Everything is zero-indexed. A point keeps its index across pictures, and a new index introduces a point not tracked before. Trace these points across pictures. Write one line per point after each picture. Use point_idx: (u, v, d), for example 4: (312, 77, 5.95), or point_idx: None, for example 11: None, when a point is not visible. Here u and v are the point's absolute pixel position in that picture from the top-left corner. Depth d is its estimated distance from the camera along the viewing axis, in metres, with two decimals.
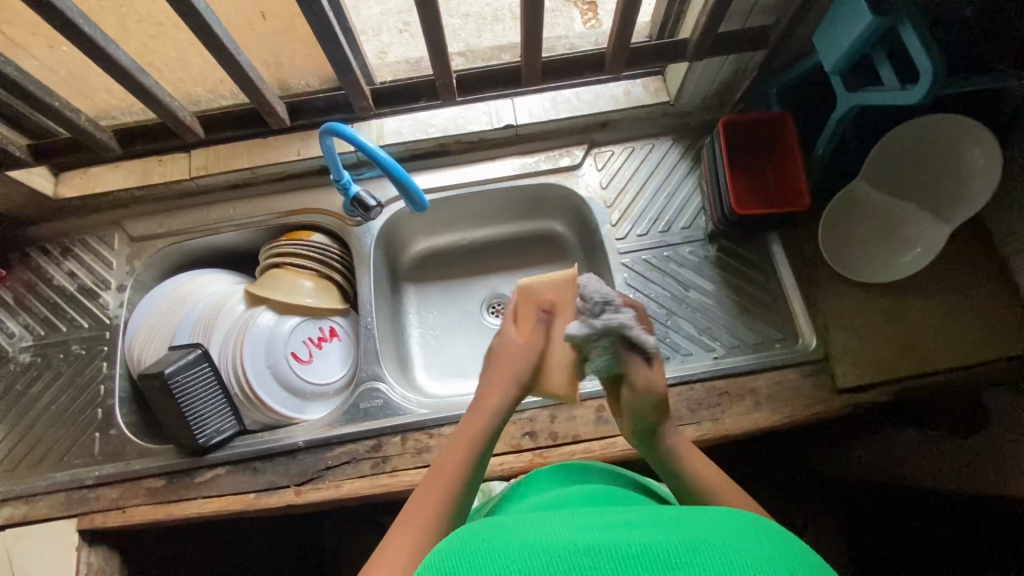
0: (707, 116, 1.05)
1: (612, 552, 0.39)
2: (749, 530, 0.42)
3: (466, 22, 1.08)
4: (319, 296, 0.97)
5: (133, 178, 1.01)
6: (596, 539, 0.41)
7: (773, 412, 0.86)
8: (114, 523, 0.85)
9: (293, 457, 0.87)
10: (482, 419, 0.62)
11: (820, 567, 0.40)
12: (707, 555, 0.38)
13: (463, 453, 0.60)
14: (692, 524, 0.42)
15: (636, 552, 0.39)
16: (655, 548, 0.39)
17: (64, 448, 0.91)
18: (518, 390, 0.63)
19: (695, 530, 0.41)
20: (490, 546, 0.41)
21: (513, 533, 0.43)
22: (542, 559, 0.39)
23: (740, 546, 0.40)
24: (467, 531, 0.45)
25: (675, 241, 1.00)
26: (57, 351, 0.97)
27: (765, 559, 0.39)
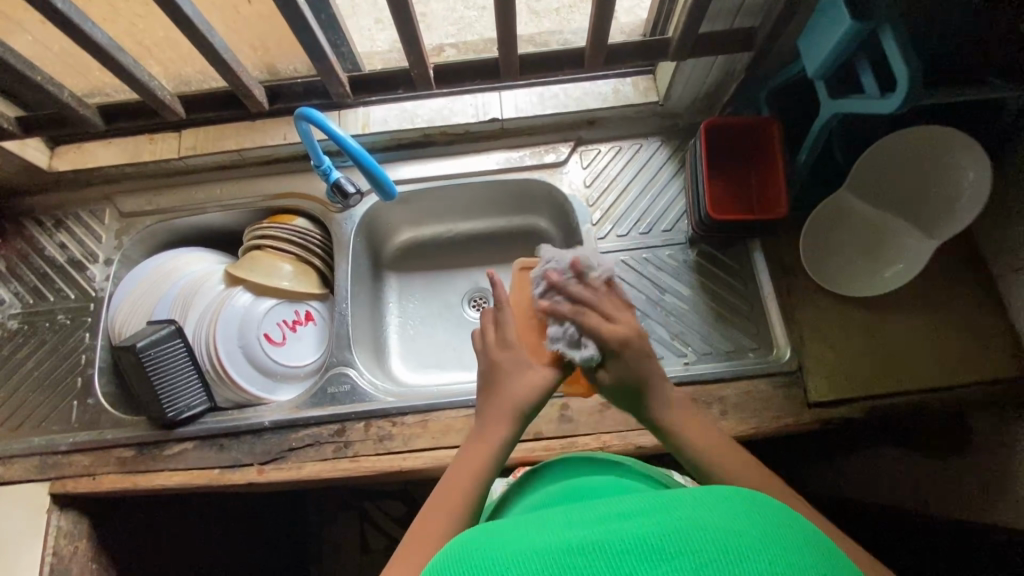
0: (697, 118, 1.03)
1: (603, 546, 0.37)
2: (739, 503, 0.41)
3: (482, 15, 1.05)
4: (297, 280, 0.98)
5: (124, 155, 1.03)
6: (585, 535, 0.39)
7: (740, 422, 0.84)
8: (84, 489, 0.88)
9: (258, 436, 0.88)
10: (483, 452, 0.60)
11: (817, 538, 0.39)
12: (700, 538, 0.37)
13: (465, 488, 0.57)
14: (680, 504, 0.41)
15: (628, 545, 0.37)
16: (648, 540, 0.37)
17: (44, 414, 0.94)
18: (516, 422, 0.62)
19: (684, 511, 0.40)
20: (478, 558, 0.39)
21: (502, 541, 0.41)
22: (534, 563, 0.37)
23: (732, 523, 0.39)
24: (453, 545, 0.42)
25: (656, 243, 0.99)
26: (43, 320, 1.00)
27: (757, 534, 0.38)
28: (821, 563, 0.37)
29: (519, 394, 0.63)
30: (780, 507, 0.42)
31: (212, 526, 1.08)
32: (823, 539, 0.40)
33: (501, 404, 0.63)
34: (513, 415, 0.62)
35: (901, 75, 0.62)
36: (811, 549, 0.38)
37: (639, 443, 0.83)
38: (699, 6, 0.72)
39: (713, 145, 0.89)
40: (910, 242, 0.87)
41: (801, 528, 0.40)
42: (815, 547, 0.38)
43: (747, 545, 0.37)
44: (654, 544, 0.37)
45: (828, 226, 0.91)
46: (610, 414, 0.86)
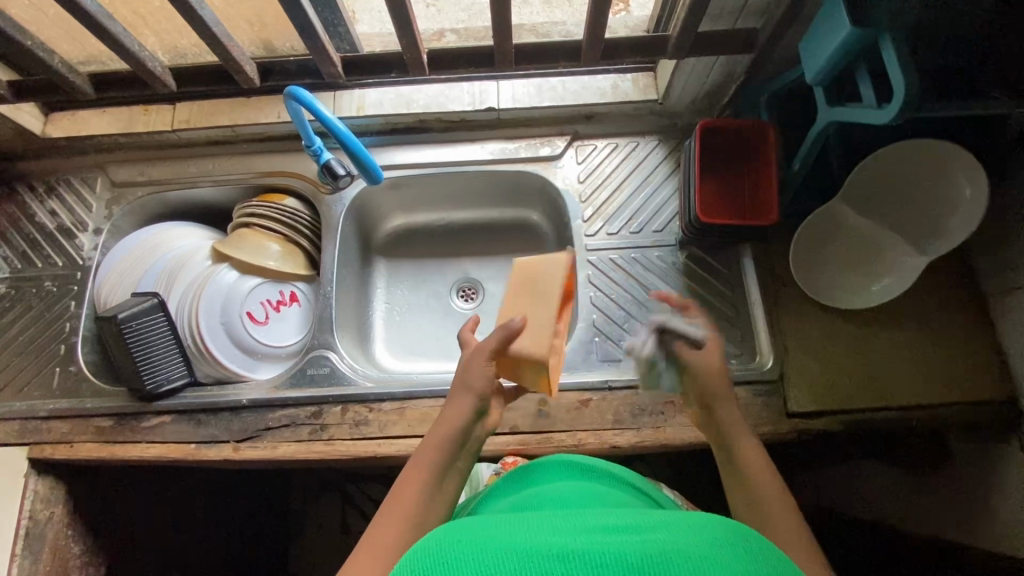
0: (696, 118, 1.02)
1: (586, 557, 0.38)
2: (726, 533, 0.41)
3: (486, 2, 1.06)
4: (283, 260, 0.98)
5: (117, 124, 1.02)
6: (566, 542, 0.39)
7: None
8: (61, 456, 0.88)
9: (235, 414, 0.88)
10: (441, 432, 0.65)
11: None
12: (682, 563, 0.37)
13: (422, 475, 0.61)
14: (664, 527, 0.41)
15: (609, 558, 0.37)
16: (629, 556, 0.38)
17: (26, 379, 0.95)
18: (474, 401, 0.67)
19: (668, 534, 0.40)
20: (460, 550, 0.40)
21: (486, 535, 0.41)
22: (513, 564, 0.38)
23: (716, 552, 0.39)
24: (438, 533, 0.43)
25: (645, 243, 0.97)
26: (30, 286, 1.00)
27: (739, 568, 0.38)
28: None
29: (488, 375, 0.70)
30: (762, 543, 0.42)
31: (191, 499, 1.10)
32: None
33: (459, 381, 0.70)
34: (473, 391, 0.68)
35: (898, 86, 0.61)
36: None
37: (614, 443, 0.83)
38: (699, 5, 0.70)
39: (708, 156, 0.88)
40: (903, 256, 0.85)
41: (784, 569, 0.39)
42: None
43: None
44: (636, 562, 0.37)
45: (820, 233, 0.90)
46: (588, 412, 0.86)
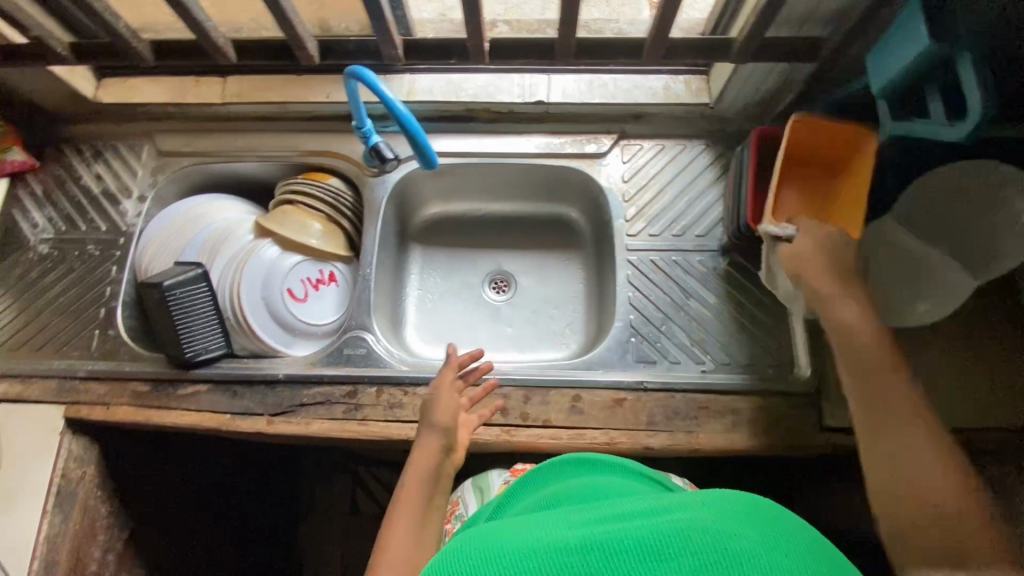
0: (745, 125, 1.01)
1: (604, 546, 0.39)
2: (743, 508, 0.42)
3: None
4: (325, 239, 0.98)
5: (168, 94, 1.04)
6: (581, 536, 0.41)
7: (750, 436, 0.84)
8: (97, 417, 0.89)
9: (271, 388, 0.89)
10: (418, 473, 0.72)
11: (814, 550, 0.40)
12: (703, 540, 0.38)
13: (410, 515, 0.68)
14: (680, 508, 0.42)
15: (628, 545, 0.39)
16: (646, 540, 0.39)
17: (64, 339, 0.96)
18: (444, 438, 0.75)
19: (685, 514, 0.41)
20: (478, 554, 0.41)
21: (503, 539, 0.43)
22: (532, 562, 0.39)
23: (736, 527, 0.40)
24: (456, 542, 0.45)
25: (687, 247, 0.97)
26: (73, 248, 1.01)
27: (760, 541, 0.39)
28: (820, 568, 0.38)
29: (453, 412, 0.78)
30: (777, 513, 0.43)
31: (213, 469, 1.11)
32: (821, 548, 0.41)
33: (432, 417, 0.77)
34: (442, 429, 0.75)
35: (973, 103, 0.61)
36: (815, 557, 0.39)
37: (647, 444, 0.84)
38: (775, 7, 0.69)
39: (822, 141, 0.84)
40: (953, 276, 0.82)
41: (800, 535, 0.41)
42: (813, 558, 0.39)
43: (747, 552, 0.38)
44: (656, 546, 0.38)
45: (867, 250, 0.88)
46: (622, 411, 0.86)
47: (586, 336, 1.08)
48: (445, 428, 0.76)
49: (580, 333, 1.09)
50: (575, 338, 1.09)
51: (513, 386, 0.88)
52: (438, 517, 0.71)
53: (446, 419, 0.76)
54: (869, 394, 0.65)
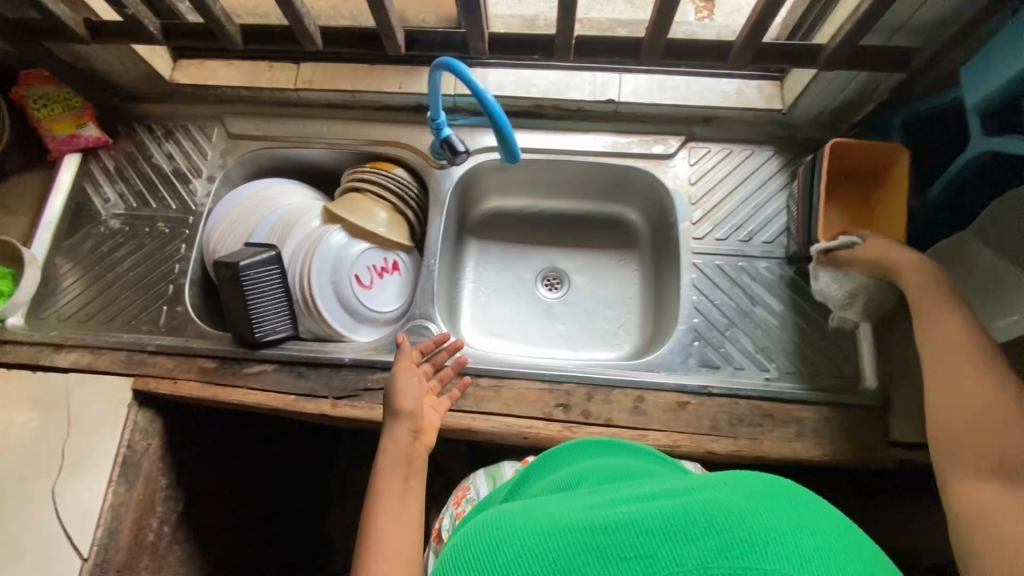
0: (817, 134, 1.00)
1: (628, 525, 0.38)
2: (774, 488, 0.40)
3: None
4: (390, 228, 0.99)
5: (243, 78, 1.05)
6: (605, 516, 0.40)
7: (815, 446, 0.83)
8: (165, 391, 0.91)
9: (336, 371, 0.90)
10: (386, 462, 0.71)
11: (834, 531, 0.37)
12: (710, 512, 0.37)
13: (384, 506, 0.67)
14: (706, 487, 0.40)
15: (652, 525, 0.37)
16: (649, 515, 0.38)
17: (134, 313, 0.98)
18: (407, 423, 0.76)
19: (712, 492, 0.39)
20: (503, 540, 0.42)
21: (527, 522, 0.43)
22: (554, 545, 0.39)
23: (746, 501, 0.38)
24: (482, 527, 0.45)
25: (754, 253, 0.96)
26: (143, 224, 1.04)
27: (772, 513, 0.37)
28: (838, 549, 0.36)
29: (415, 397, 0.78)
30: (799, 490, 0.41)
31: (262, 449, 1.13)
32: (842, 532, 0.38)
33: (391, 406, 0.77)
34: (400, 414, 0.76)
35: None
36: (828, 536, 0.36)
37: (710, 449, 0.83)
38: (879, 13, 0.68)
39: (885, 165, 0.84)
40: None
41: (818, 511, 0.39)
42: (845, 539, 0.37)
43: (776, 530, 0.36)
44: (679, 523, 0.37)
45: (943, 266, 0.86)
46: (685, 414, 0.86)
47: (640, 338, 1.08)
48: (410, 413, 0.77)
49: (634, 335, 1.09)
50: (629, 339, 1.09)
51: (576, 383, 0.88)
52: (417, 499, 0.69)
53: (407, 405, 0.77)
54: (945, 361, 0.67)
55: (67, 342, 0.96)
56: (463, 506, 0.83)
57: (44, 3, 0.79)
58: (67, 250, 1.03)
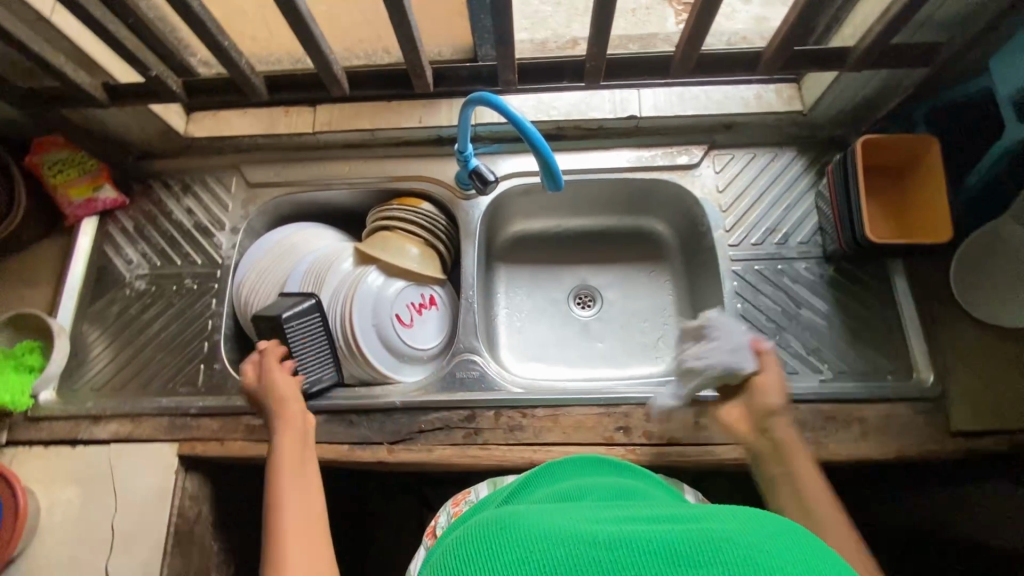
0: (839, 131, 1.00)
1: (631, 545, 0.38)
2: (781, 528, 0.40)
3: (557, 11, 1.16)
4: (423, 263, 0.98)
5: (259, 126, 1.05)
6: (614, 531, 0.40)
7: (880, 445, 0.83)
8: (213, 453, 0.88)
9: (388, 416, 0.88)
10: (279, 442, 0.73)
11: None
12: (731, 550, 0.37)
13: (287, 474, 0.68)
14: (715, 519, 0.41)
15: (659, 548, 0.37)
16: (662, 541, 0.38)
17: (170, 375, 0.95)
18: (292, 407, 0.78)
19: (720, 526, 0.40)
20: (512, 533, 0.41)
21: (536, 521, 0.42)
22: (558, 550, 0.38)
23: (762, 541, 0.38)
24: (485, 522, 0.44)
25: (791, 256, 0.96)
26: (170, 282, 1.01)
27: (787, 555, 0.37)
28: None
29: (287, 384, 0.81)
30: (815, 541, 0.40)
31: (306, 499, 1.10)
32: None
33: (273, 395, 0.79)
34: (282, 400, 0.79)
35: None
36: None
37: None
38: (910, 13, 0.69)
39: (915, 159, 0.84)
40: None
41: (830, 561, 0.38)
42: None
43: (783, 570, 0.36)
44: (674, 546, 0.37)
45: (984, 252, 0.87)
46: None
47: None
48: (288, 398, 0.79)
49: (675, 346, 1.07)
50: (670, 351, 1.07)
51: (634, 404, 0.87)
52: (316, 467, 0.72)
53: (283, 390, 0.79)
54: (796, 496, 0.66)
55: (104, 413, 0.92)
56: (461, 507, 0.78)
57: (64, 72, 0.78)
58: (94, 316, 1.00)
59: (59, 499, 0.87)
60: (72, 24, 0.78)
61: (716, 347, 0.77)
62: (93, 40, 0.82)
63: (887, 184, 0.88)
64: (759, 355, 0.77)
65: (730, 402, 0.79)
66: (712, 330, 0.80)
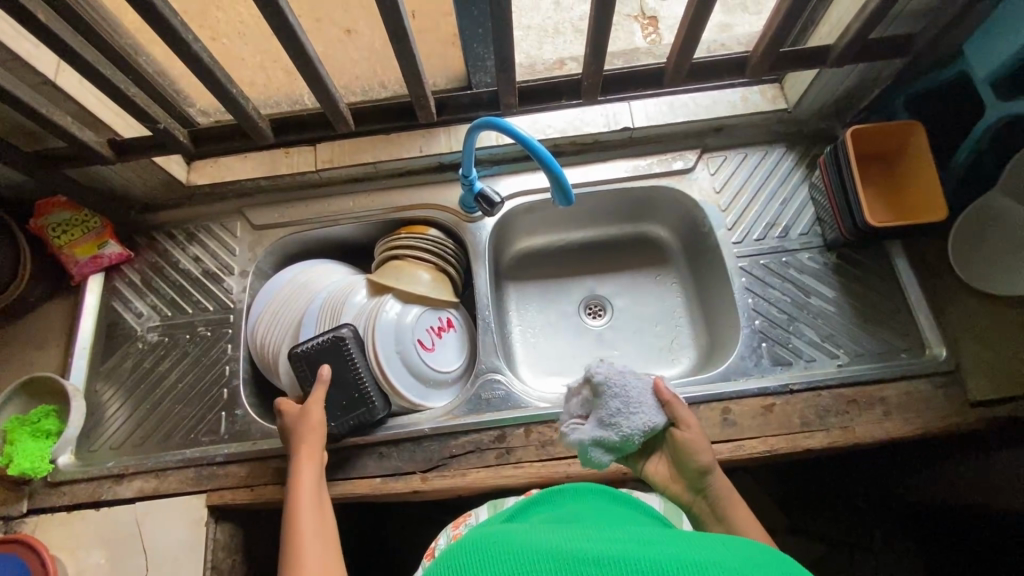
0: (823, 125, 1.05)
1: (619, 563, 0.40)
2: (763, 560, 0.42)
3: (528, 33, 1.20)
4: (436, 288, 0.99)
5: (260, 169, 1.05)
6: (603, 549, 0.42)
7: (905, 422, 0.85)
8: (243, 500, 0.87)
9: (418, 444, 0.88)
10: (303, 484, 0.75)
11: None
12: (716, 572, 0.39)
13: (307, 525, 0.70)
14: (698, 544, 0.43)
15: (641, 566, 0.39)
16: (655, 561, 0.40)
17: (191, 425, 0.94)
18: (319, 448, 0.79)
19: (705, 550, 0.41)
20: (505, 548, 0.43)
21: (531, 539, 0.44)
22: (547, 564, 0.40)
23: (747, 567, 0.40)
24: (483, 538, 0.46)
25: (794, 247, 0.99)
26: (183, 332, 1.01)
27: None
28: None
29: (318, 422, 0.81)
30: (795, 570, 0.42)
31: None
32: None
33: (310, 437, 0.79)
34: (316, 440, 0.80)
35: None
36: None
37: (808, 446, 0.84)
38: (887, 9, 0.73)
39: (901, 143, 0.89)
40: None
41: None
42: None
43: None
44: (659, 565, 0.39)
45: (979, 226, 0.91)
46: (773, 417, 0.86)
47: (696, 350, 1.08)
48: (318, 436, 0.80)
49: (689, 347, 1.09)
50: (685, 352, 1.09)
51: None
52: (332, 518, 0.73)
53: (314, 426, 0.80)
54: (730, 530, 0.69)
55: (127, 471, 0.91)
56: (461, 530, 0.80)
57: (72, 132, 0.79)
58: (107, 373, 0.99)
59: (87, 565, 0.85)
60: (76, 85, 0.79)
61: (625, 409, 0.70)
62: (96, 100, 0.83)
63: (878, 168, 0.92)
64: (666, 406, 0.74)
65: (650, 457, 0.76)
66: (609, 394, 0.71)
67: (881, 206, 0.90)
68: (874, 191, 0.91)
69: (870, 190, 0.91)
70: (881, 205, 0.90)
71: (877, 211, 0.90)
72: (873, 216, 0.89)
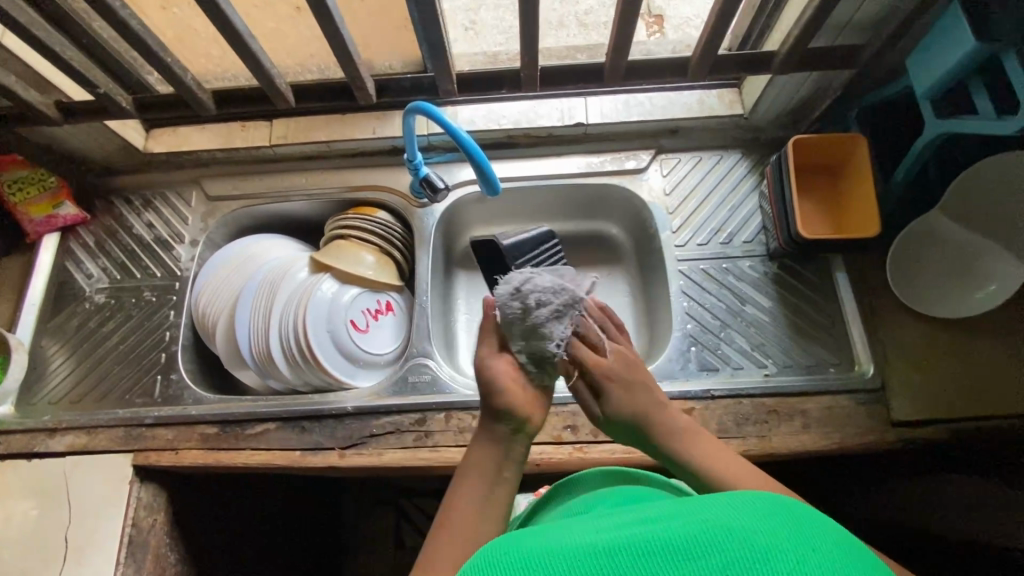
0: (781, 133, 1.04)
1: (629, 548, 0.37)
2: (776, 507, 0.40)
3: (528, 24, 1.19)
4: (379, 270, 1.00)
5: (218, 141, 1.07)
6: (616, 536, 0.39)
7: (822, 436, 0.84)
8: (167, 462, 0.89)
9: (340, 421, 0.90)
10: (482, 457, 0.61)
11: (843, 541, 0.38)
12: (730, 538, 0.36)
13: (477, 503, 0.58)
14: (711, 506, 0.40)
15: (657, 545, 0.37)
16: (664, 540, 0.37)
17: (128, 385, 0.97)
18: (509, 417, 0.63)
19: (712, 513, 0.39)
20: (514, 550, 0.39)
21: (541, 538, 0.41)
22: (562, 564, 0.37)
23: (759, 524, 0.38)
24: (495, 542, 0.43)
25: (736, 254, 0.99)
26: (129, 296, 1.03)
27: (783, 533, 0.37)
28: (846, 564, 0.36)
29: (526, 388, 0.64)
30: (806, 510, 0.40)
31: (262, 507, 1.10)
32: (855, 543, 0.38)
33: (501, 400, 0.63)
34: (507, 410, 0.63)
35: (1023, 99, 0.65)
36: (843, 548, 0.37)
37: None
38: (822, 18, 0.72)
39: (845, 156, 0.88)
40: (1002, 264, 0.85)
41: (828, 531, 0.38)
42: (841, 548, 0.37)
43: (780, 550, 0.35)
44: (670, 543, 0.37)
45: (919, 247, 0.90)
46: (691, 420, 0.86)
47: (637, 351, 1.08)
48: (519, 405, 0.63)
49: None
50: None
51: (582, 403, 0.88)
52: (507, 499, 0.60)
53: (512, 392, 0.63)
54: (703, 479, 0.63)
55: (60, 426, 0.93)
56: None
57: (15, 92, 0.81)
58: (53, 331, 1.01)
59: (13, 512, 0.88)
60: (22, 46, 0.81)
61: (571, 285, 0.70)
62: (45, 62, 0.85)
63: (824, 179, 0.91)
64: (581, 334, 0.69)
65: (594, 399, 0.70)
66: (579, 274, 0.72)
67: (818, 217, 0.89)
68: (813, 201, 0.90)
69: (809, 199, 0.90)
70: (817, 216, 0.89)
71: (810, 221, 0.89)
72: (805, 225, 0.88)
